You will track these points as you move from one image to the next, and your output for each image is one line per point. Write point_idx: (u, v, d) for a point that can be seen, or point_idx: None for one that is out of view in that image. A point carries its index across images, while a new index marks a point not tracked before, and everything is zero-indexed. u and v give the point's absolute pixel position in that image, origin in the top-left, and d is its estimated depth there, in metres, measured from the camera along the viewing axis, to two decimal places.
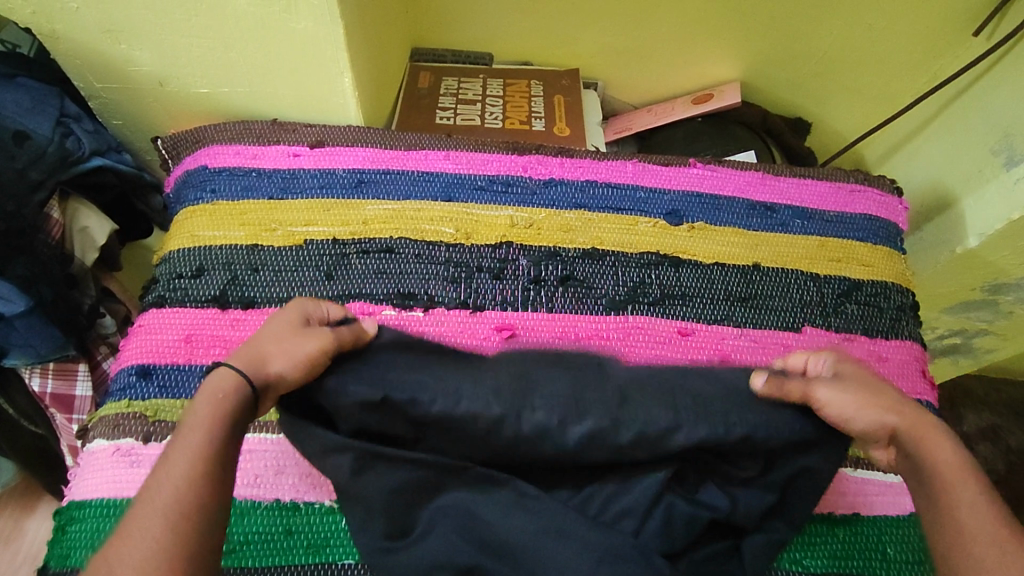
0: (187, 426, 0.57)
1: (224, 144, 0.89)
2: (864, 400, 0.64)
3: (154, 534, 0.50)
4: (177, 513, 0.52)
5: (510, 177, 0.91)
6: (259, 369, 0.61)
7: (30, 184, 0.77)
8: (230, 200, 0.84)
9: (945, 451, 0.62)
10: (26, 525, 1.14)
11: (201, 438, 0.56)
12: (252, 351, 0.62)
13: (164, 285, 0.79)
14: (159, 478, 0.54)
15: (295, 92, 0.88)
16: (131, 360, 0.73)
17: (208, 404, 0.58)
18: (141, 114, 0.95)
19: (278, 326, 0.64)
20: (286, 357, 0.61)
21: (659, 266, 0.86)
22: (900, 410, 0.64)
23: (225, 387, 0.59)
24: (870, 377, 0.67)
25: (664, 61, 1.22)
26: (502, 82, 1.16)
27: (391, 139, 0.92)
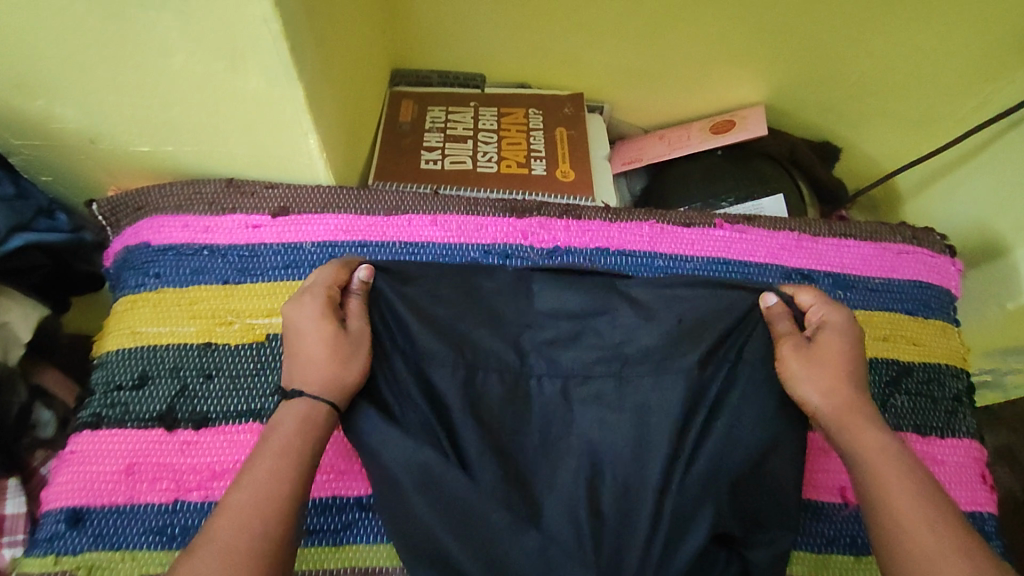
0: (265, 443, 0.56)
1: (169, 214, 0.75)
2: (819, 365, 0.61)
3: (231, 549, 0.48)
4: (251, 532, 0.50)
5: (507, 245, 0.78)
6: (334, 385, 0.59)
7: None
8: (178, 287, 0.72)
9: (879, 445, 0.58)
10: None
11: (282, 455, 0.55)
12: (312, 368, 0.60)
13: (99, 399, 0.67)
14: (236, 494, 0.52)
15: (251, 152, 0.74)
16: (60, 500, 0.63)
17: (290, 422, 0.57)
18: (73, 171, 0.80)
19: (316, 327, 0.61)
20: (349, 361, 0.60)
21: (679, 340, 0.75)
22: (837, 395, 0.61)
23: (306, 409, 0.58)
24: (850, 356, 0.63)
25: (679, 82, 1.08)
26: (497, 113, 1.02)
27: (367, 201, 0.78)
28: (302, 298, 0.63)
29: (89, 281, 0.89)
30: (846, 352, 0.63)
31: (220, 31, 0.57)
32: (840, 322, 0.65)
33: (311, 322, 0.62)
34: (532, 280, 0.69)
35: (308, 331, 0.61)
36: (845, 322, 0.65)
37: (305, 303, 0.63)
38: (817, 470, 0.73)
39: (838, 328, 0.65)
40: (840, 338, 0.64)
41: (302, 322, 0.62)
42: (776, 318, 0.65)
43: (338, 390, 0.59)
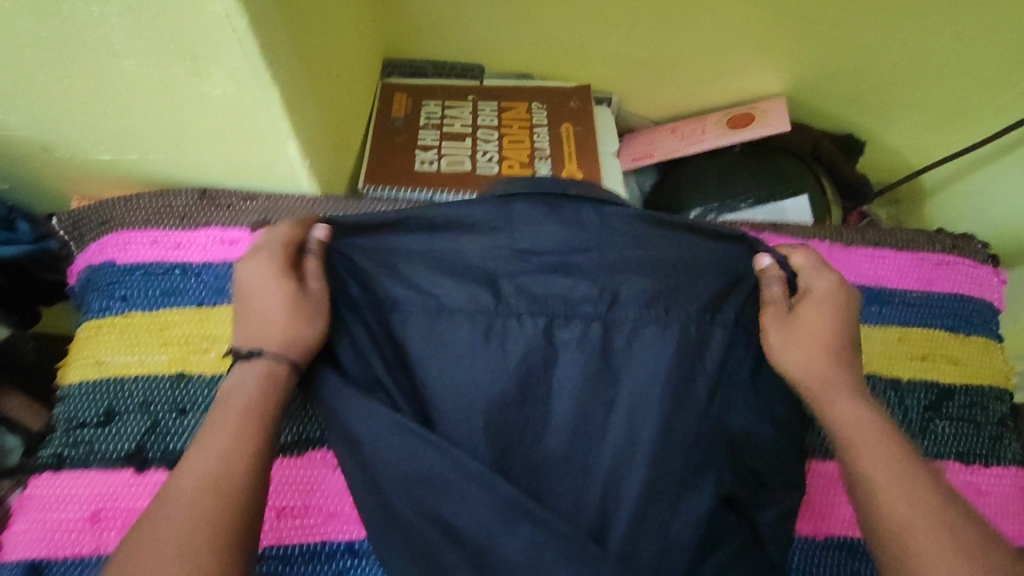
0: (223, 404, 0.49)
1: (137, 229, 0.69)
2: (802, 336, 0.55)
3: (191, 517, 0.42)
4: (213, 501, 0.43)
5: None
6: (287, 344, 0.51)
7: None
8: (147, 310, 0.65)
9: (857, 409, 0.52)
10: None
11: (244, 415, 0.48)
12: (263, 326, 0.52)
13: (61, 438, 0.61)
14: (191, 460, 0.45)
15: (227, 160, 0.67)
16: (17, 552, 0.56)
17: (251, 382, 0.50)
18: (32, 179, 0.74)
19: (270, 282, 0.53)
20: (306, 319, 0.52)
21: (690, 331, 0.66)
22: (819, 364, 0.54)
23: (269, 365, 0.51)
24: (839, 327, 0.56)
25: (692, 72, 1.00)
26: (497, 108, 0.94)
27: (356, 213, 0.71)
28: (254, 251, 0.55)
29: (57, 292, 0.83)
30: (836, 325, 0.56)
31: (176, 32, 0.51)
32: (828, 290, 0.57)
33: (265, 274, 0.53)
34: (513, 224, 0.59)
35: (259, 285, 0.53)
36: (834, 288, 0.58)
37: (259, 255, 0.55)
38: (846, 505, 0.65)
39: (825, 298, 0.57)
40: (828, 305, 0.57)
41: (251, 275, 0.54)
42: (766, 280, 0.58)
43: (292, 351, 0.51)
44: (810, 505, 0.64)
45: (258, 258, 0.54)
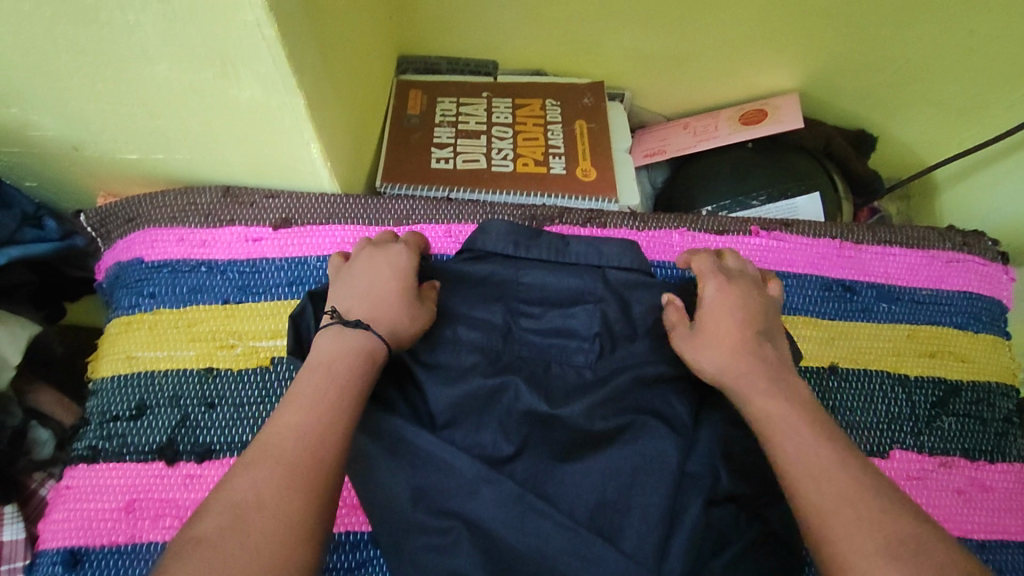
0: (317, 362, 0.52)
1: (164, 226, 0.71)
2: (710, 346, 0.57)
3: (284, 474, 0.45)
4: (301, 461, 0.46)
5: (527, 242, 0.70)
6: (392, 332, 0.56)
7: None
8: (175, 306, 0.67)
9: (778, 399, 0.52)
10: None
11: (337, 390, 0.50)
12: (378, 303, 0.57)
13: (95, 430, 0.63)
14: (285, 419, 0.48)
15: (251, 160, 0.69)
16: (57, 540, 0.59)
17: (351, 351, 0.53)
18: (59, 176, 0.76)
19: (399, 281, 0.60)
20: (412, 319, 0.58)
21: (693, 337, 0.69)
22: (739, 362, 0.55)
23: (363, 342, 0.54)
24: (749, 325, 0.58)
25: (705, 68, 1.01)
26: (511, 104, 0.95)
27: (377, 211, 0.73)
28: (383, 249, 0.63)
29: (83, 287, 0.85)
30: (742, 323, 0.57)
31: (206, 39, 0.52)
32: (723, 295, 0.60)
33: (395, 272, 0.61)
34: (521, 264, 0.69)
35: (386, 277, 0.60)
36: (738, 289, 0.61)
37: (393, 254, 0.62)
38: None
39: (730, 302, 0.59)
40: (732, 307, 0.59)
41: (380, 268, 0.61)
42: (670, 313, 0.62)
43: (392, 338, 0.56)
44: None
45: (394, 258, 0.62)
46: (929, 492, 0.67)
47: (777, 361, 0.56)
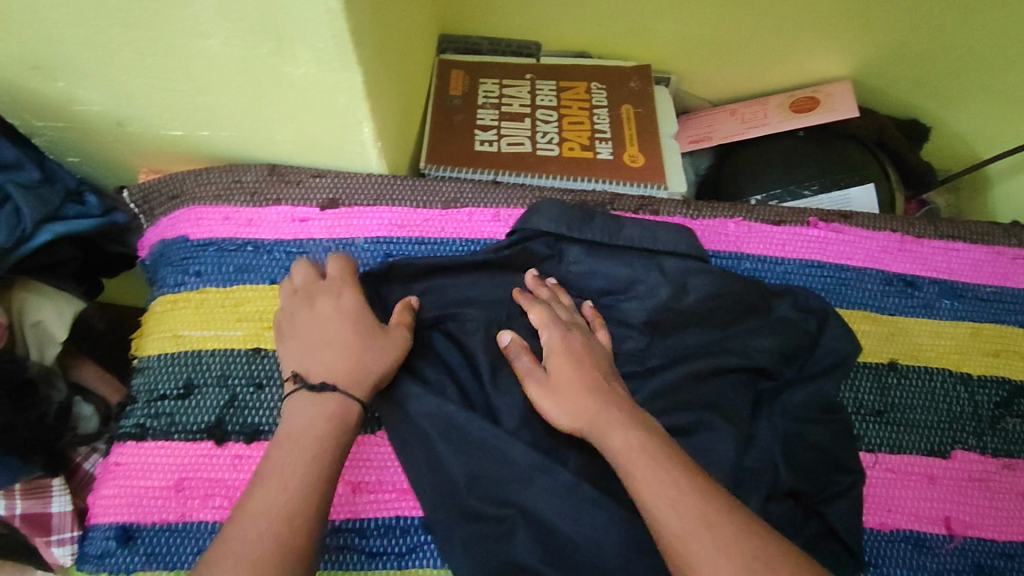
0: (290, 433, 0.52)
1: (208, 204, 0.69)
2: (559, 395, 0.57)
3: (271, 566, 0.45)
4: (285, 550, 0.46)
5: (579, 224, 0.67)
6: (361, 379, 0.56)
7: None
8: (221, 286, 0.66)
9: (627, 431, 0.52)
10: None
11: (314, 472, 0.50)
12: (336, 358, 0.56)
13: (142, 408, 0.63)
14: (262, 505, 0.47)
15: (298, 139, 0.67)
16: (108, 515, 0.59)
17: (318, 422, 0.53)
18: (101, 152, 0.75)
19: (355, 326, 0.59)
20: (381, 354, 0.58)
21: (750, 329, 0.67)
22: (575, 404, 0.55)
23: (334, 410, 0.53)
24: (586, 367, 0.58)
25: (755, 52, 0.97)
26: (555, 87, 0.93)
27: (425, 194, 0.71)
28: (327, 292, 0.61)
29: (122, 263, 0.84)
30: (580, 366, 0.58)
31: (263, 13, 0.50)
32: (560, 343, 0.59)
33: (351, 318, 0.59)
34: (571, 250, 0.68)
35: (343, 327, 0.58)
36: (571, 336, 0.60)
37: (340, 299, 0.60)
38: (914, 499, 0.63)
39: (563, 349, 0.59)
40: (570, 355, 0.59)
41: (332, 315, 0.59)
42: (517, 356, 0.60)
43: (363, 386, 0.56)
44: (875, 497, 0.63)
45: (347, 304, 0.60)
46: (992, 494, 0.65)
47: (624, 398, 0.56)
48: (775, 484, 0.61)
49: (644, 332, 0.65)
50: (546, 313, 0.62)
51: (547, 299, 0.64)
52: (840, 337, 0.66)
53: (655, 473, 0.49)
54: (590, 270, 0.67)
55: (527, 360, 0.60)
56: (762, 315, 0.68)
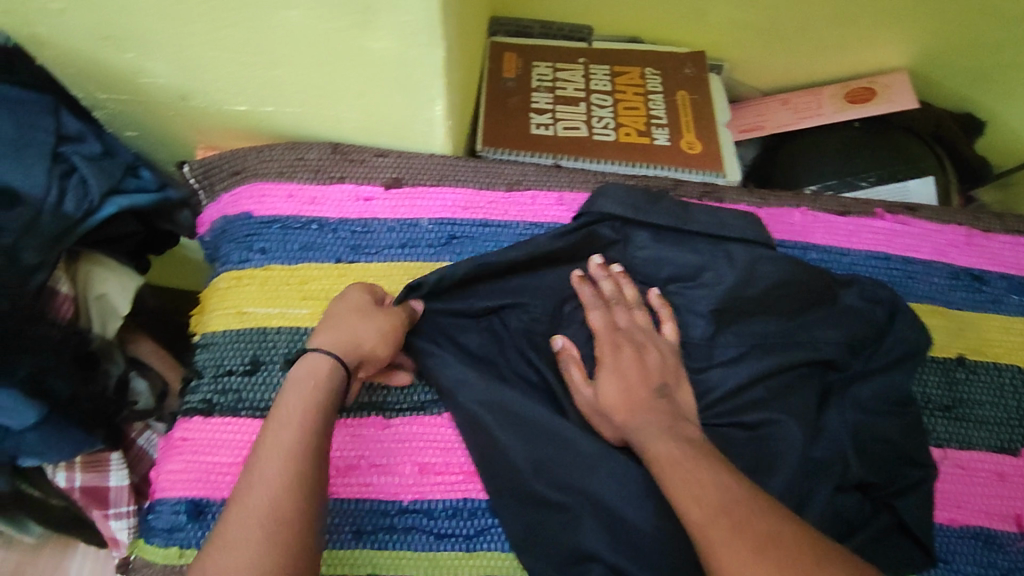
0: (283, 417, 0.52)
1: (271, 181, 0.69)
2: (609, 399, 0.59)
3: (267, 534, 0.45)
4: (281, 519, 0.46)
5: (647, 205, 0.66)
6: (351, 348, 0.57)
7: (26, 270, 0.60)
8: (286, 263, 0.66)
9: (668, 440, 0.55)
10: (67, 563, 0.96)
11: (300, 440, 0.50)
12: (326, 329, 0.58)
13: (209, 384, 0.63)
14: (253, 480, 0.48)
15: (365, 116, 0.66)
16: (177, 489, 0.60)
17: (300, 393, 0.53)
18: (160, 126, 0.75)
19: (348, 306, 0.60)
20: (364, 317, 0.59)
21: (819, 321, 0.66)
22: (615, 406, 0.58)
23: (315, 379, 0.54)
24: (636, 374, 0.59)
25: (811, 40, 0.96)
26: (609, 71, 0.91)
27: (488, 176, 0.71)
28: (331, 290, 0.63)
29: (172, 240, 0.83)
30: (629, 371, 0.59)
31: None
32: (609, 347, 0.61)
33: (344, 299, 0.61)
34: (638, 236, 0.67)
35: (338, 306, 0.60)
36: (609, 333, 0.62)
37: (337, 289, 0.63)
38: (985, 495, 0.64)
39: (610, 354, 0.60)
40: (616, 370, 0.59)
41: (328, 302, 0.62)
42: (567, 359, 0.62)
43: (351, 353, 0.57)
44: (945, 493, 0.64)
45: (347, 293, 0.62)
46: None
47: (672, 411, 0.58)
48: (843, 475, 0.61)
49: (711, 320, 0.65)
50: (598, 309, 0.63)
51: (607, 294, 0.64)
52: (909, 329, 0.65)
53: (702, 477, 0.51)
54: (656, 259, 0.66)
55: (577, 371, 0.61)
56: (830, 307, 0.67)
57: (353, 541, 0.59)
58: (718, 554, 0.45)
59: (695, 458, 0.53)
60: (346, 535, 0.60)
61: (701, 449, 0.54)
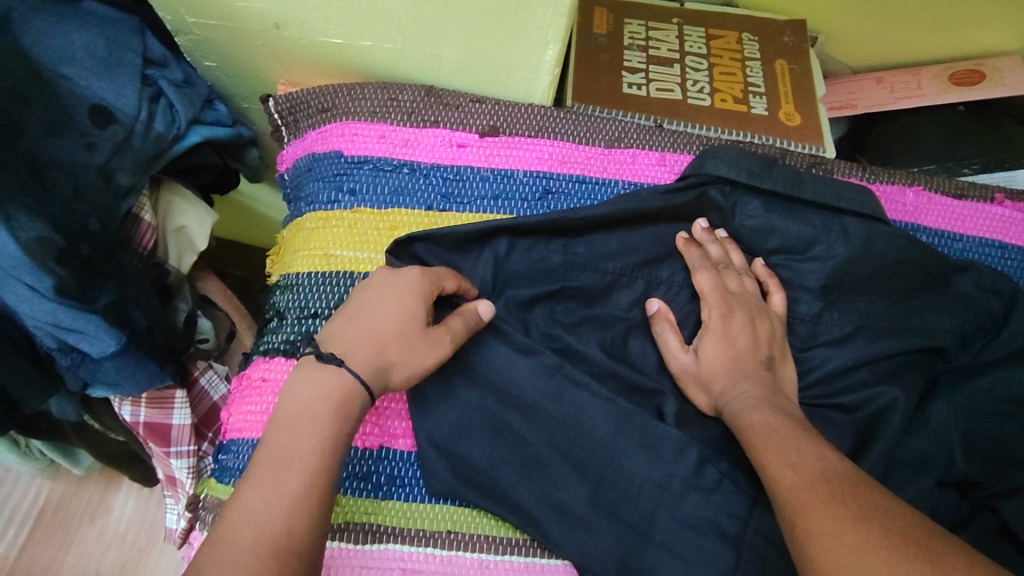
0: (298, 426, 0.47)
1: (363, 120, 0.66)
2: (706, 371, 0.57)
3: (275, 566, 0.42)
4: (293, 547, 0.43)
5: (761, 171, 0.61)
6: (378, 371, 0.51)
7: (118, 191, 0.58)
8: (376, 206, 0.64)
9: (766, 411, 0.52)
10: (111, 500, 0.95)
11: (316, 458, 0.46)
12: (364, 341, 0.51)
13: (291, 325, 0.61)
14: (265, 497, 0.44)
15: (468, 58, 0.63)
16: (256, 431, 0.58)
17: (323, 408, 0.48)
18: (244, 59, 0.68)
19: (403, 298, 0.53)
20: (408, 355, 0.52)
21: (934, 307, 0.62)
22: (714, 379, 0.56)
23: (341, 395, 0.49)
24: (737, 347, 0.57)
25: (918, 17, 0.90)
26: (705, 33, 0.86)
27: (588, 130, 0.68)
28: (393, 273, 0.55)
29: (227, 183, 0.77)
30: (731, 345, 0.57)
31: None
32: (710, 318, 0.59)
33: (399, 288, 0.53)
34: (745, 204, 0.63)
35: (384, 296, 0.53)
36: (716, 302, 0.59)
37: (402, 284, 0.54)
38: None
39: (713, 327, 0.58)
40: (724, 336, 0.58)
41: (382, 304, 0.53)
42: (663, 327, 0.59)
43: (375, 379, 0.50)
44: None
45: (402, 273, 0.55)
46: None
47: (773, 384, 0.56)
48: (946, 469, 0.58)
49: (816, 297, 0.62)
50: (707, 273, 0.60)
51: (716, 258, 0.61)
52: None
53: (828, 453, 0.47)
54: (764, 230, 0.63)
55: (674, 337, 0.58)
56: (943, 294, 0.63)
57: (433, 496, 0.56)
58: (809, 520, 0.42)
59: (813, 436, 0.49)
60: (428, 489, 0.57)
61: (805, 426, 0.51)
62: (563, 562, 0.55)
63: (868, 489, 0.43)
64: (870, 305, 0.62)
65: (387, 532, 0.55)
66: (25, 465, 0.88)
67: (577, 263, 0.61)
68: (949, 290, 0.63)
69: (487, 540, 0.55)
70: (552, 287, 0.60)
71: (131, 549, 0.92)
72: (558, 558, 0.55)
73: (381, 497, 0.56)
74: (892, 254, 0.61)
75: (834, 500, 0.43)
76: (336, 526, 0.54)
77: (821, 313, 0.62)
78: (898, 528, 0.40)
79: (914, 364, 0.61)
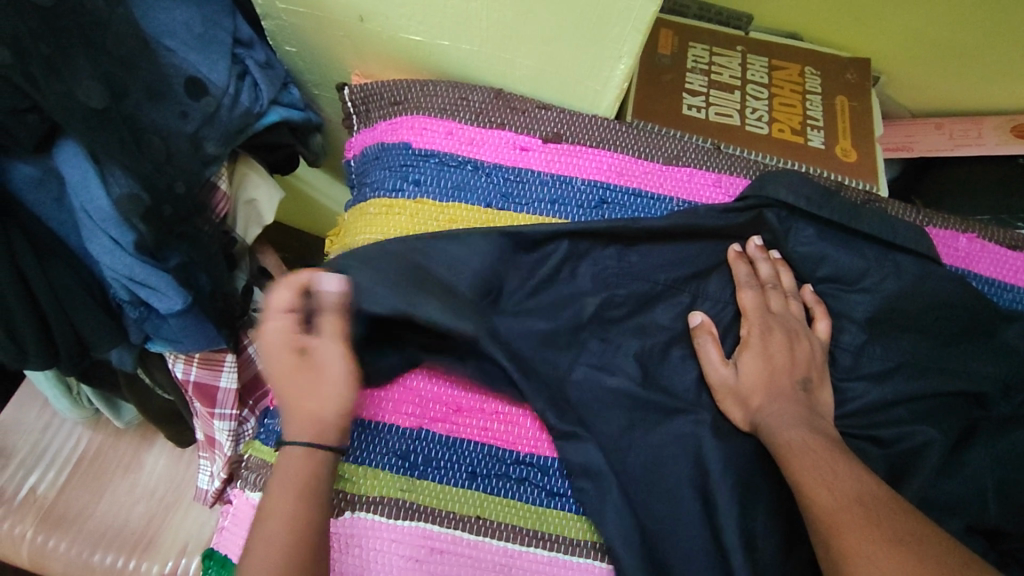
0: (281, 477, 0.51)
1: (433, 116, 0.68)
2: (745, 392, 0.58)
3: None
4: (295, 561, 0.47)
5: (820, 200, 0.62)
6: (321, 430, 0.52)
7: (203, 158, 0.62)
8: (438, 198, 0.66)
9: (802, 430, 0.53)
10: (144, 456, 0.99)
11: (299, 495, 0.50)
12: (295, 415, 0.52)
13: None
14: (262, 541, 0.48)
15: (541, 65, 0.66)
16: None
17: (290, 490, 0.50)
18: (325, 48, 0.71)
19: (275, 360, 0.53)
20: (329, 396, 0.53)
21: (978, 353, 0.63)
22: (752, 401, 0.57)
23: (310, 458, 0.52)
24: (777, 369, 0.58)
25: (986, 66, 0.90)
26: (767, 63, 0.87)
27: (648, 145, 0.70)
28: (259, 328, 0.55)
29: (291, 165, 0.78)
30: (771, 368, 0.58)
31: None
32: (754, 340, 0.60)
33: (272, 341, 0.54)
34: (798, 233, 0.64)
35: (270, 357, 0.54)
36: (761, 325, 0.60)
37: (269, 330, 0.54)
38: None
39: (757, 347, 0.59)
40: (762, 353, 0.59)
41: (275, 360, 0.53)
42: (704, 342, 0.60)
43: (330, 437, 0.53)
44: None
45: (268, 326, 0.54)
46: None
47: (811, 410, 0.57)
48: (978, 514, 0.58)
49: (862, 330, 0.62)
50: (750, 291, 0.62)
51: (764, 278, 0.62)
52: None
53: (863, 477, 0.48)
54: (814, 260, 0.64)
55: (714, 351, 0.60)
56: (991, 341, 0.63)
57: (465, 481, 0.58)
58: (844, 542, 0.43)
59: (849, 461, 0.50)
60: (460, 475, 0.58)
61: (839, 449, 0.51)
62: (586, 561, 0.57)
63: (903, 515, 0.44)
64: (915, 344, 0.62)
65: (417, 510, 0.56)
66: (71, 412, 0.92)
67: (629, 272, 0.63)
68: (998, 337, 0.63)
69: (513, 529, 0.57)
70: (600, 291, 0.62)
71: (159, 505, 0.96)
72: (581, 556, 0.57)
73: (417, 476, 0.58)
74: (942, 295, 0.62)
75: (871, 521, 0.43)
76: (372, 499, 0.56)
77: (864, 347, 0.62)
78: (930, 553, 0.41)
79: (955, 406, 0.61)
